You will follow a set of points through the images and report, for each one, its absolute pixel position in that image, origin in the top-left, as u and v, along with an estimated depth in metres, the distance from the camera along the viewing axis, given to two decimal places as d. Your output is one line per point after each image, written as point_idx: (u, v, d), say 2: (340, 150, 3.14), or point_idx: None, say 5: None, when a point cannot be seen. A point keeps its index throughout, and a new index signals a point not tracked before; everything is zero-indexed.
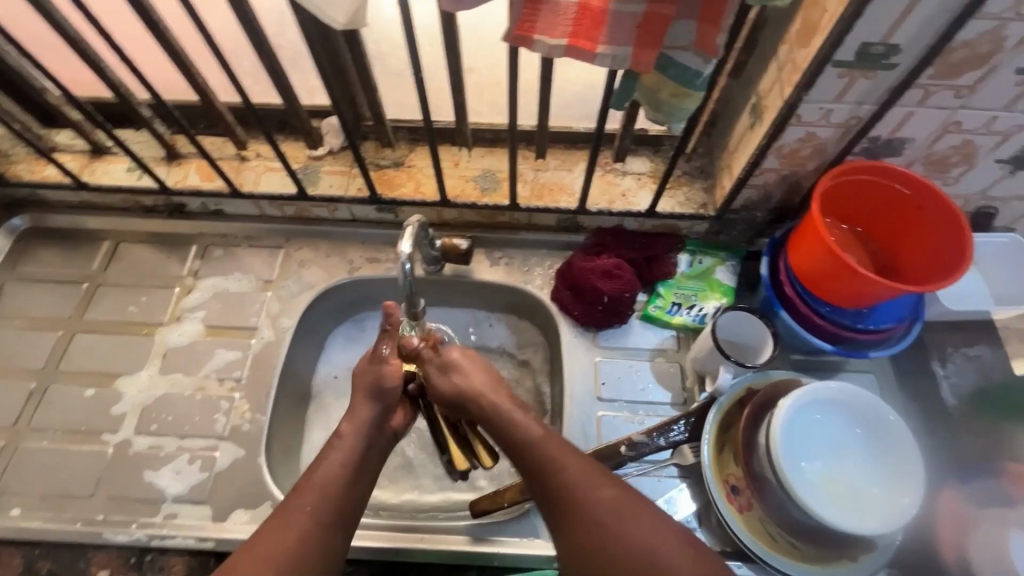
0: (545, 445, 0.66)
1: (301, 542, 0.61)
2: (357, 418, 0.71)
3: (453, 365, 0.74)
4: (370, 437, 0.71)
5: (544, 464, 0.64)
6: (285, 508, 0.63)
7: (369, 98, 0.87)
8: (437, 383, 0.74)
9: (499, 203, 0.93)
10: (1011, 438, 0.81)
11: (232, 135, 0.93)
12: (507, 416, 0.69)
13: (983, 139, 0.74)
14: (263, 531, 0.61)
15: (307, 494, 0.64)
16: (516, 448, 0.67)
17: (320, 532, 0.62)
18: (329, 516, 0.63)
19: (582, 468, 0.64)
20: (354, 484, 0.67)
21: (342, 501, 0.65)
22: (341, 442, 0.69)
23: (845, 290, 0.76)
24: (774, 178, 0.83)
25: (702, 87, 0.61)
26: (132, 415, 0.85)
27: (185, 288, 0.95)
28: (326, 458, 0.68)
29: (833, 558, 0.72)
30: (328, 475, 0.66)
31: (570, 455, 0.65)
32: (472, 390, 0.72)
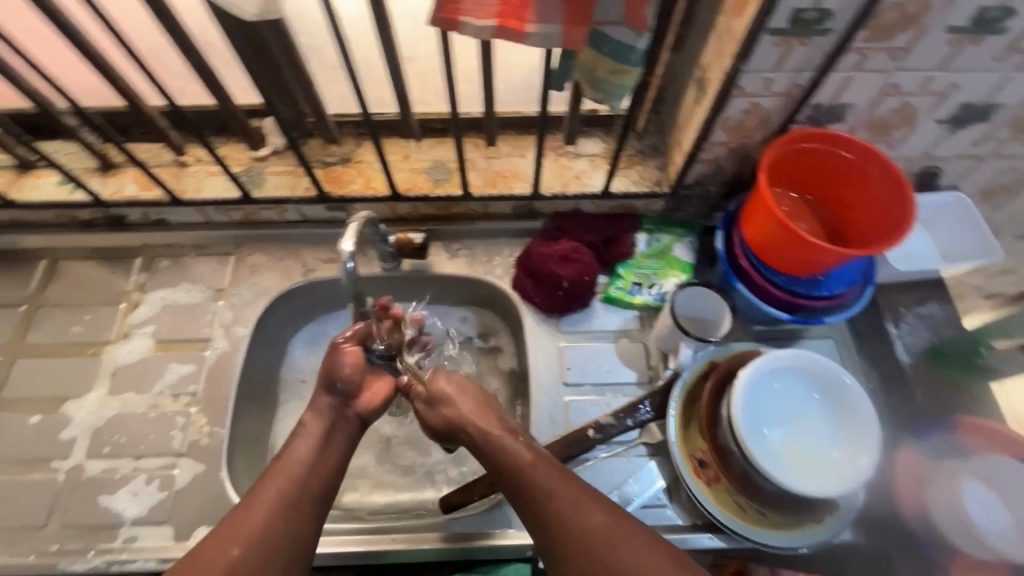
0: (534, 468, 0.66)
1: (269, 524, 0.61)
2: (318, 407, 0.73)
3: (441, 398, 0.75)
4: (333, 421, 0.72)
5: (534, 490, 0.65)
6: (253, 493, 0.64)
7: (307, 94, 0.84)
8: (427, 416, 0.76)
9: (452, 193, 0.91)
10: (963, 391, 0.83)
11: (167, 140, 0.89)
12: (497, 439, 0.69)
13: (921, 100, 0.75)
14: (233, 516, 0.62)
15: (275, 477, 0.65)
16: (504, 471, 0.68)
17: (288, 514, 0.63)
18: (297, 497, 0.64)
19: (571, 491, 0.65)
20: (321, 465, 0.68)
21: (308, 482, 0.66)
22: (304, 429, 0.70)
23: (797, 258, 0.76)
24: (723, 152, 0.83)
25: (638, 62, 0.60)
26: (83, 439, 0.82)
27: (131, 303, 0.91)
28: (292, 444, 0.69)
29: (800, 522, 0.74)
30: (294, 460, 0.67)
31: (558, 476, 0.66)
32: (458, 416, 0.73)
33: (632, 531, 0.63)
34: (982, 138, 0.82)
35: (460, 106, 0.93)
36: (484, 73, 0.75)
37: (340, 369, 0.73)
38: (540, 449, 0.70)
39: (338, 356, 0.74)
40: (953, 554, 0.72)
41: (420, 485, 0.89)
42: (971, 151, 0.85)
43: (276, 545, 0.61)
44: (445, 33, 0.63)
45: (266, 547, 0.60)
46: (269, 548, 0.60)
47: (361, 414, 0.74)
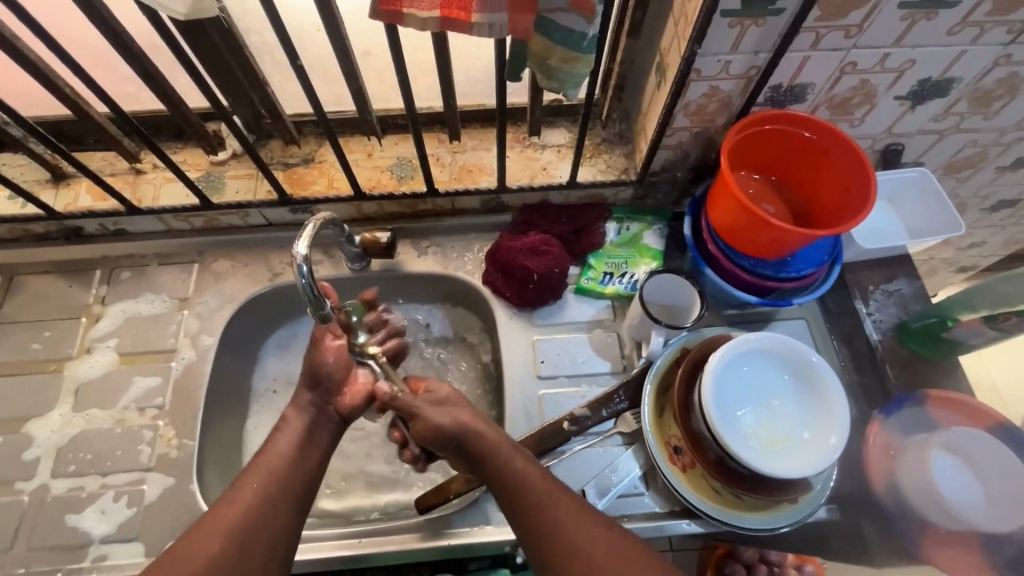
0: (534, 479, 0.63)
1: (247, 518, 0.58)
2: (300, 402, 0.70)
3: (443, 400, 0.70)
4: (315, 415, 0.69)
5: (531, 504, 0.61)
6: (232, 488, 0.62)
7: (261, 94, 0.82)
8: (425, 417, 0.68)
9: (417, 189, 0.90)
10: (932, 365, 0.84)
11: (120, 148, 0.86)
12: (497, 453, 0.65)
13: (879, 77, 0.75)
14: (211, 513, 0.59)
15: (255, 472, 0.62)
16: (503, 486, 0.64)
17: (267, 509, 0.59)
18: (277, 491, 0.61)
19: (571, 506, 0.62)
20: (303, 460, 0.65)
21: (289, 476, 0.63)
22: (284, 425, 0.68)
23: (762, 241, 0.76)
24: (687, 137, 0.83)
25: (590, 49, 0.59)
26: (47, 458, 0.80)
27: (92, 317, 0.89)
28: (273, 438, 0.66)
29: (775, 504, 0.74)
30: (277, 453, 0.64)
31: (559, 488, 0.63)
32: (463, 424, 0.67)
33: (633, 544, 0.60)
34: (942, 112, 0.82)
35: (421, 101, 0.91)
36: (440, 67, 0.73)
37: (321, 364, 0.70)
38: (537, 460, 0.67)
39: (321, 350, 0.71)
40: (924, 525, 0.72)
41: (398, 486, 0.88)
42: (933, 126, 0.85)
43: (254, 542, 0.57)
44: (392, 26, 0.62)
45: (242, 543, 0.57)
46: (247, 545, 0.57)
47: (343, 411, 0.71)
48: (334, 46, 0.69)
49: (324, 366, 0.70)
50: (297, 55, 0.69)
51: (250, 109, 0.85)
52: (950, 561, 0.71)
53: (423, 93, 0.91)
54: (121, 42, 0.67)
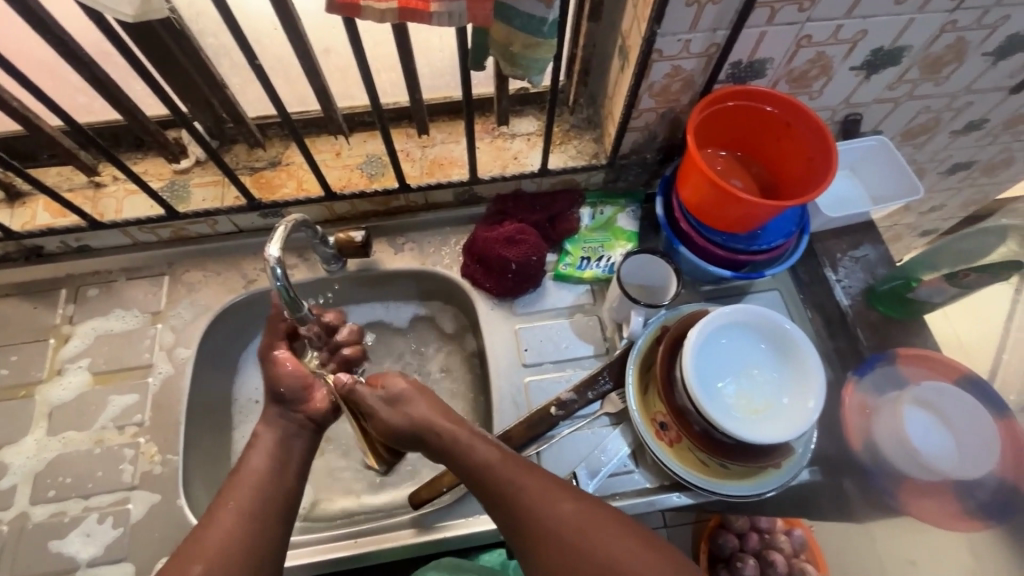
0: (504, 468, 0.62)
1: (230, 541, 0.57)
2: (270, 416, 0.68)
3: (401, 397, 0.69)
4: (289, 429, 0.68)
5: (501, 487, 0.61)
6: (209, 512, 0.60)
7: (221, 98, 0.80)
8: (386, 417, 0.69)
9: (388, 186, 0.89)
10: (899, 326, 0.88)
11: (77, 162, 0.84)
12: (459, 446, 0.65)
13: (834, 49, 0.77)
14: (189, 540, 0.57)
15: (231, 492, 0.61)
16: (475, 480, 0.63)
17: (251, 530, 0.58)
18: (256, 509, 0.60)
19: (540, 484, 0.61)
20: (281, 476, 0.64)
21: (270, 494, 0.61)
22: (258, 440, 0.66)
23: (733, 216, 0.77)
24: (653, 118, 0.84)
25: (551, 34, 0.59)
26: (25, 486, 0.77)
27: (61, 337, 0.86)
28: (248, 455, 0.65)
29: (761, 469, 0.76)
30: (255, 469, 0.63)
31: (527, 471, 0.62)
32: (423, 419, 0.67)
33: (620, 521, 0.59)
34: (896, 81, 0.85)
35: (387, 96, 0.90)
36: (402, 60, 0.72)
37: (282, 380, 0.69)
38: (506, 445, 0.66)
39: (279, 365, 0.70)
40: (902, 479, 0.76)
41: (391, 484, 0.89)
42: (888, 95, 0.88)
43: (242, 564, 0.56)
44: (350, 20, 0.61)
45: (230, 566, 0.56)
46: (231, 568, 0.55)
47: (315, 418, 0.69)
48: (292, 43, 0.68)
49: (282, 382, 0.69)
50: (253, 54, 0.68)
51: (210, 114, 0.83)
52: (927, 510, 0.74)
53: (388, 89, 0.90)
54: (69, 50, 0.65)
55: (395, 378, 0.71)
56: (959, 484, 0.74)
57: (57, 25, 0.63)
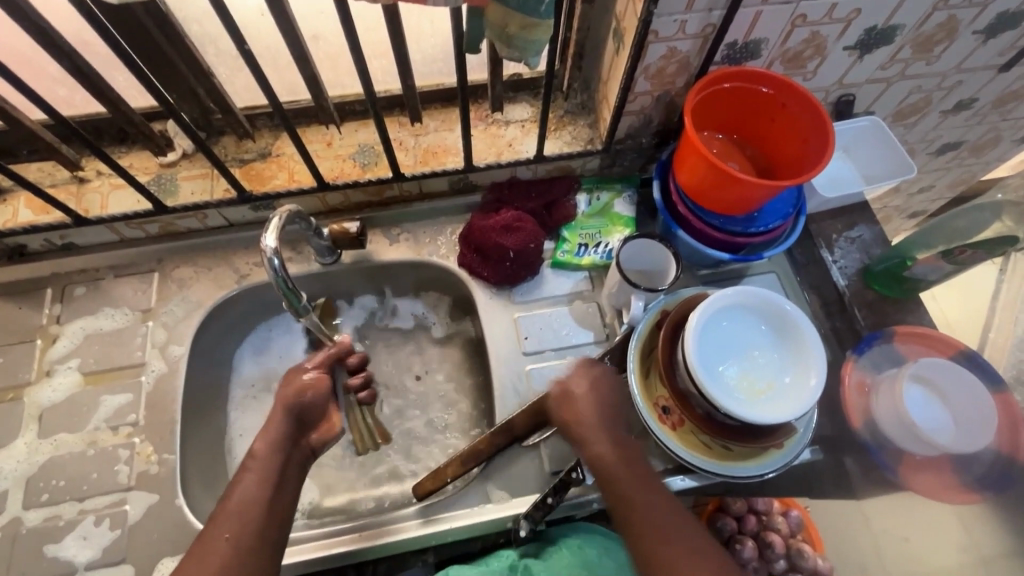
0: (653, 498, 0.64)
1: (225, 572, 0.55)
2: (271, 435, 0.67)
3: (578, 399, 0.72)
4: (283, 452, 0.66)
5: (636, 517, 0.63)
6: (200, 541, 0.58)
7: (207, 87, 0.78)
8: (563, 412, 0.73)
9: (382, 175, 0.88)
10: (895, 306, 0.89)
11: (59, 157, 0.81)
12: (608, 464, 0.67)
13: (829, 28, 0.76)
14: (180, 571, 0.56)
15: (226, 520, 0.59)
16: (620, 505, 0.65)
17: (247, 560, 0.57)
18: (254, 537, 0.58)
19: (673, 524, 0.62)
20: (275, 503, 0.62)
21: (266, 523, 0.60)
22: (254, 463, 0.63)
23: (731, 198, 0.77)
24: (649, 102, 0.84)
25: (548, 14, 0.58)
26: (16, 490, 0.75)
27: (49, 337, 0.84)
28: (240, 481, 0.62)
29: (764, 449, 0.76)
30: (247, 496, 0.61)
31: (665, 508, 0.64)
32: (586, 426, 0.70)
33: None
34: (889, 60, 0.85)
35: (379, 84, 0.88)
36: (394, 46, 0.71)
37: (302, 395, 0.71)
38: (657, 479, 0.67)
39: (300, 381, 0.72)
40: (900, 453, 0.77)
41: (393, 477, 0.89)
42: (880, 74, 0.88)
43: None
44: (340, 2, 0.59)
45: None
46: None
47: (314, 444, 0.71)
48: (280, 29, 0.66)
49: (307, 394, 0.71)
50: (242, 40, 0.66)
51: (196, 105, 0.81)
52: (924, 483, 0.76)
53: (380, 77, 0.88)
54: (48, 39, 0.62)
55: (576, 373, 0.75)
56: (955, 457, 0.76)
57: (34, 12, 0.60)
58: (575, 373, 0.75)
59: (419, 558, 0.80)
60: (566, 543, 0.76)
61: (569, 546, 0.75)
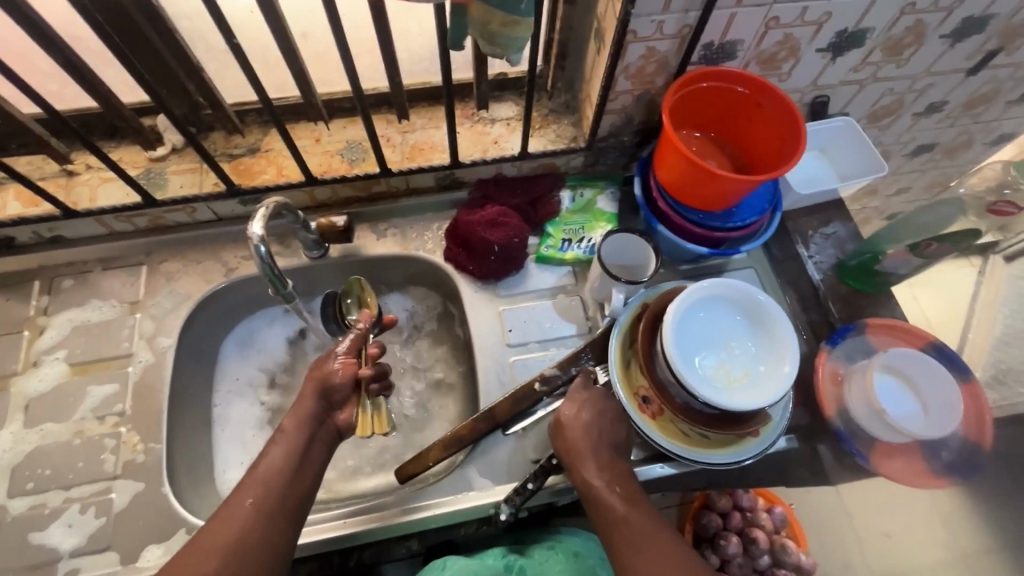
0: (640, 522, 0.66)
1: (245, 535, 0.59)
2: (300, 413, 0.70)
3: (568, 423, 0.74)
4: (312, 429, 0.69)
5: (622, 540, 0.65)
6: (227, 503, 0.62)
7: (198, 82, 0.79)
8: (556, 437, 0.75)
9: (370, 171, 0.89)
10: (868, 300, 0.92)
11: (49, 150, 0.82)
12: (597, 489, 0.69)
13: (801, 31, 0.79)
14: (204, 530, 0.60)
15: (251, 485, 0.63)
16: (611, 529, 0.66)
17: (266, 526, 0.61)
18: (274, 506, 0.62)
19: (658, 547, 0.63)
20: (297, 476, 0.66)
21: (287, 494, 0.64)
22: (282, 435, 0.67)
23: (709, 193, 0.79)
24: (630, 101, 0.86)
25: (528, 12, 0.60)
26: (1, 479, 0.76)
27: (36, 329, 0.84)
28: (270, 450, 0.66)
29: (741, 437, 0.78)
30: (274, 466, 0.65)
31: (652, 532, 0.65)
32: (576, 452, 0.72)
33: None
34: (861, 62, 0.88)
35: (367, 82, 0.90)
36: (382, 43, 0.73)
37: (329, 378, 0.73)
38: (645, 503, 0.68)
39: (330, 367, 0.74)
40: (873, 440, 0.79)
41: (378, 468, 0.90)
42: (853, 77, 0.91)
43: (251, 559, 0.59)
44: None
45: (239, 558, 0.58)
46: (244, 564, 0.58)
47: (339, 426, 0.73)
48: (270, 26, 0.68)
49: (333, 379, 0.73)
50: (232, 35, 0.67)
51: (186, 100, 0.82)
52: (896, 468, 0.79)
53: (368, 75, 0.90)
54: (41, 33, 0.64)
55: (567, 402, 0.77)
56: (926, 445, 0.80)
57: (26, 5, 0.61)
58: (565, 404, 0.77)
59: (403, 545, 0.81)
60: (562, 549, 0.77)
61: (565, 552, 0.77)
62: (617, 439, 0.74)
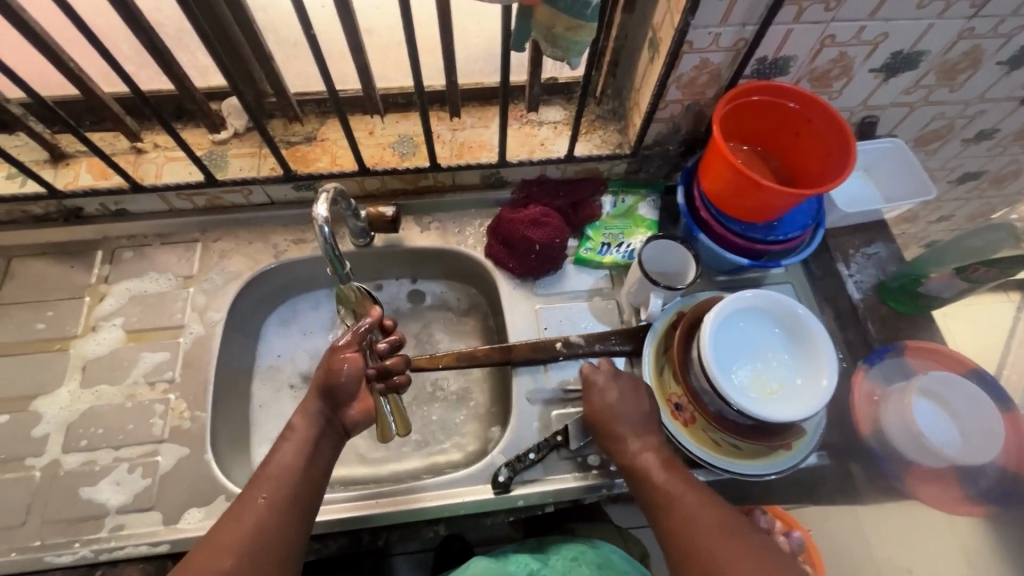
0: (676, 480, 0.68)
1: (260, 532, 0.61)
2: (308, 410, 0.72)
3: (600, 404, 0.76)
4: (319, 426, 0.71)
5: (661, 497, 0.68)
6: (240, 500, 0.64)
7: (266, 71, 0.83)
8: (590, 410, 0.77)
9: (420, 165, 0.92)
10: (906, 322, 0.91)
11: (122, 127, 0.86)
12: (634, 455, 0.72)
13: (856, 50, 0.80)
14: (220, 526, 0.61)
15: (264, 482, 0.65)
16: (652, 498, 0.68)
17: (281, 520, 0.62)
18: (286, 503, 0.64)
19: (695, 499, 0.66)
20: (308, 472, 0.68)
21: (299, 490, 0.66)
22: (292, 434, 0.69)
23: (754, 204, 0.80)
24: (679, 110, 0.88)
25: (593, 18, 0.62)
26: (58, 434, 0.80)
27: (96, 295, 0.89)
28: (279, 449, 0.68)
29: (772, 450, 0.78)
30: (284, 462, 0.67)
31: (689, 489, 0.68)
32: (611, 422, 0.74)
33: (775, 567, 0.60)
34: (913, 85, 0.88)
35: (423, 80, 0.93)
36: (445, 42, 0.75)
37: (336, 376, 0.71)
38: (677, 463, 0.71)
39: (338, 363, 0.72)
40: (908, 465, 0.80)
41: (408, 453, 0.92)
42: (904, 99, 0.91)
43: (267, 555, 0.60)
44: None
45: (257, 552, 0.60)
46: (261, 558, 0.60)
47: (348, 424, 0.74)
48: (341, 23, 0.71)
49: (340, 379, 0.71)
50: (309, 25, 0.70)
51: (253, 87, 0.86)
52: (931, 495, 0.79)
53: (427, 71, 0.93)
54: (131, 15, 0.68)
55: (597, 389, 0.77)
56: (963, 471, 0.79)
57: None
58: (591, 384, 0.78)
59: (431, 529, 0.83)
60: (584, 559, 0.76)
61: (587, 562, 0.75)
62: (644, 414, 0.75)
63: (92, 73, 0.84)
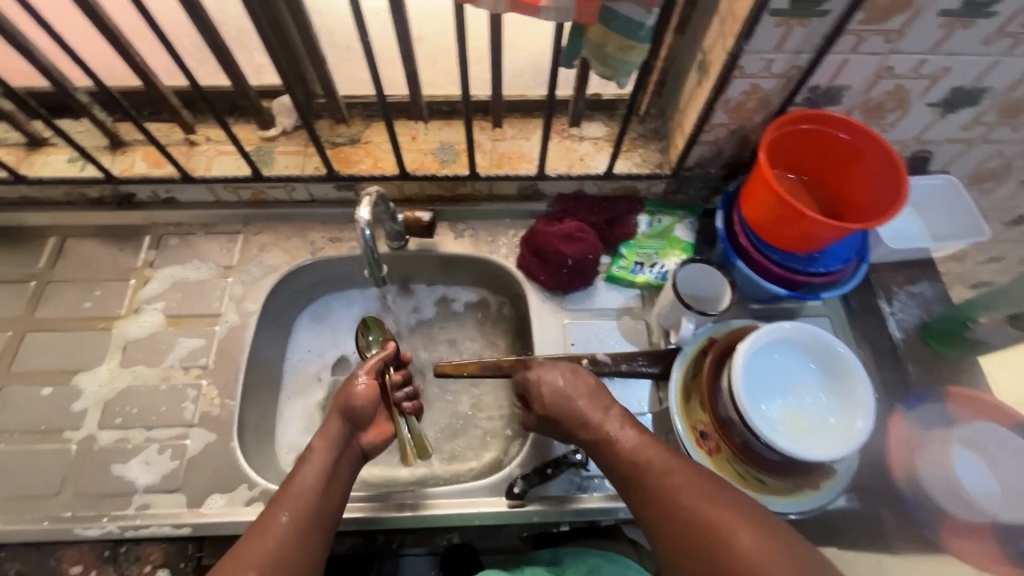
0: (640, 444, 0.69)
1: (282, 551, 0.61)
2: (328, 433, 0.73)
3: (561, 392, 0.74)
4: (339, 448, 0.72)
5: (631, 465, 0.68)
6: (263, 519, 0.64)
7: (318, 73, 0.85)
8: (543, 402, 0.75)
9: (459, 172, 0.93)
10: (949, 366, 0.88)
11: (178, 119, 0.90)
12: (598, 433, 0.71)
13: (914, 83, 0.78)
14: (242, 543, 0.62)
15: (285, 501, 0.65)
16: (627, 473, 0.68)
17: (302, 540, 0.63)
18: (307, 522, 0.64)
19: (661, 458, 0.67)
20: (329, 492, 0.68)
21: (320, 510, 0.66)
22: (314, 455, 0.70)
23: (796, 234, 0.78)
24: (724, 134, 0.86)
25: (646, 39, 0.62)
26: (95, 410, 0.83)
27: (141, 279, 0.92)
28: (301, 468, 0.69)
29: (798, 487, 0.76)
30: (305, 483, 0.67)
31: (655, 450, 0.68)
32: (570, 410, 0.73)
33: (745, 510, 0.60)
34: (972, 122, 0.85)
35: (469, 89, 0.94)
36: (495, 55, 0.76)
37: (353, 399, 0.75)
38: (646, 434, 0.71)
39: (354, 387, 0.76)
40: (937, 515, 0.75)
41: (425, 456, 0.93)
42: (961, 135, 0.88)
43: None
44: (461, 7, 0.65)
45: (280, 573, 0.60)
46: None
47: (366, 447, 0.76)
48: (395, 31, 0.72)
49: (355, 403, 0.74)
50: (365, 33, 0.72)
51: (304, 88, 0.88)
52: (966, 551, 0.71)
53: (473, 80, 0.93)
54: (197, 14, 0.70)
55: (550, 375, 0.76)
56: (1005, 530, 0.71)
57: None
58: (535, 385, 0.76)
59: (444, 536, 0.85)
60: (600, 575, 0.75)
61: None
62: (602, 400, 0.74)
63: (154, 66, 0.88)
